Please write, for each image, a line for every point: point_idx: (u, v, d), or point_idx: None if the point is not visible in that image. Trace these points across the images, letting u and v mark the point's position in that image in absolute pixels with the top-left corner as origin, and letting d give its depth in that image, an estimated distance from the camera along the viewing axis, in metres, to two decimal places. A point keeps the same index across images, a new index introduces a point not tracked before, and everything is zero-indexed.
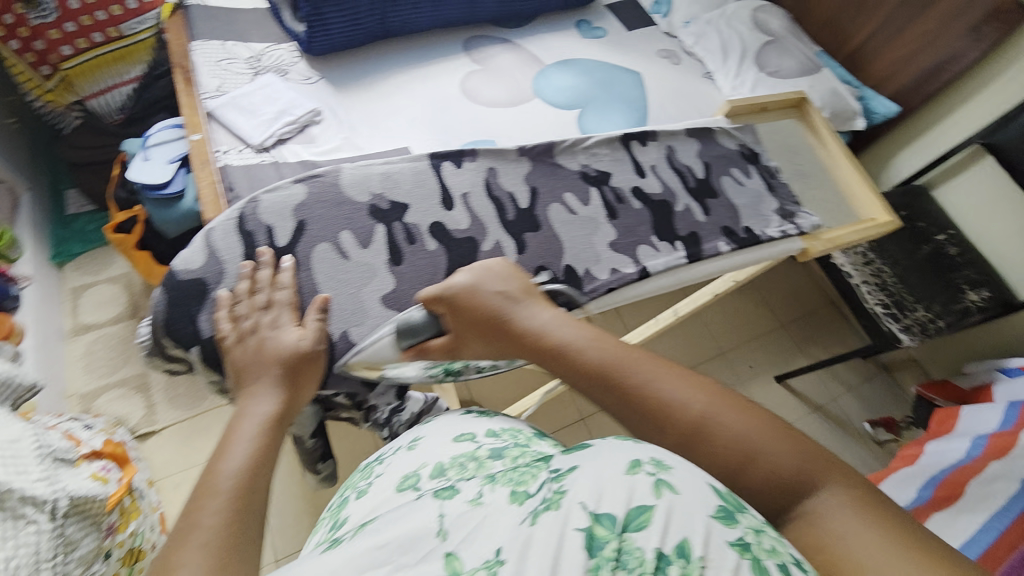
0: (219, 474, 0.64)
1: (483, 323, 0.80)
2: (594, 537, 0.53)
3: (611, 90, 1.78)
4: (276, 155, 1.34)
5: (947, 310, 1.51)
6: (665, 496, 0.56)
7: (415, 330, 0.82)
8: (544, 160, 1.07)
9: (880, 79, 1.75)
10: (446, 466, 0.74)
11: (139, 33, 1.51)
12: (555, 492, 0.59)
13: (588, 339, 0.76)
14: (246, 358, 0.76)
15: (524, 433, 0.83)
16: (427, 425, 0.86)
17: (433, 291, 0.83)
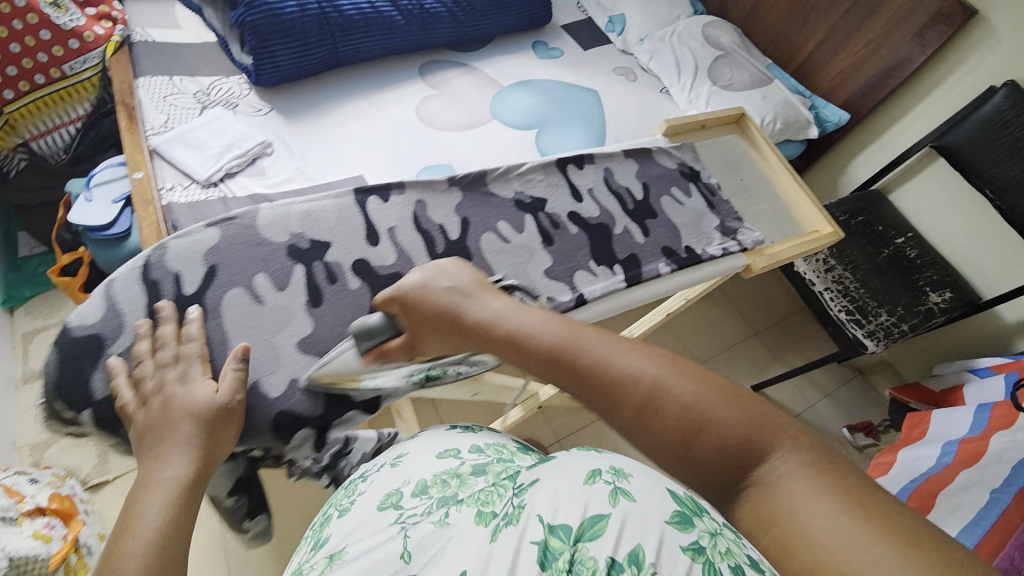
0: (132, 536, 0.60)
1: (439, 319, 0.76)
2: (551, 552, 0.53)
3: (566, 108, 1.79)
4: (224, 190, 1.32)
5: (910, 312, 1.51)
6: (622, 504, 0.55)
7: (370, 335, 0.79)
8: (476, 189, 1.05)
9: (828, 88, 1.78)
10: (424, 486, 0.68)
11: (83, 72, 1.46)
12: (517, 511, 0.58)
13: (545, 321, 0.71)
14: (151, 417, 0.69)
15: (509, 448, 0.78)
16: (416, 441, 0.80)
17: (388, 293, 0.81)
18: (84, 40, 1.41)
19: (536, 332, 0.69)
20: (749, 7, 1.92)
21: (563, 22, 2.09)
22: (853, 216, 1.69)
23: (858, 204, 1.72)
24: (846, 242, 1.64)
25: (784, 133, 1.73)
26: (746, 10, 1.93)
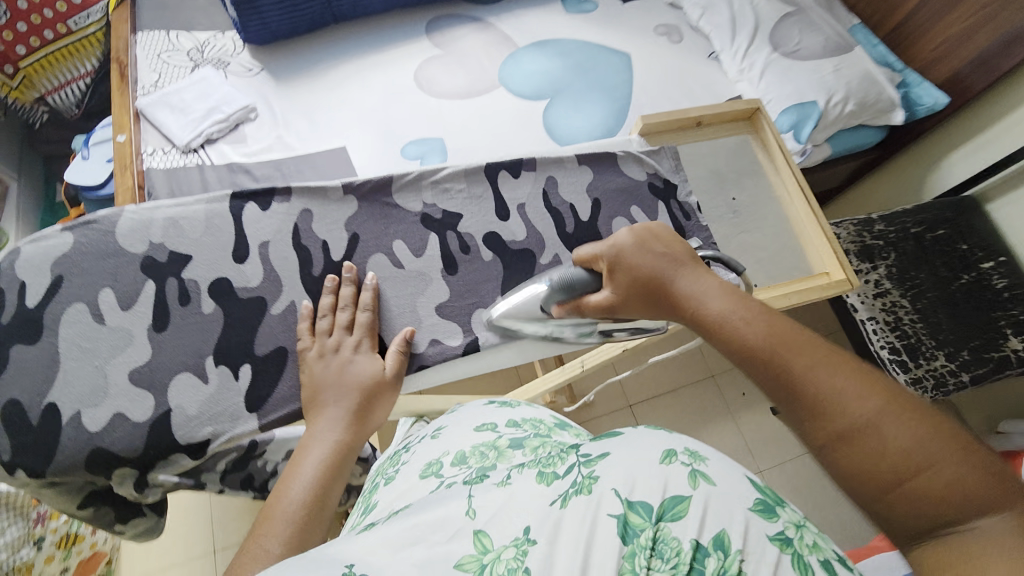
0: (285, 495, 0.49)
1: (644, 286, 0.53)
2: (630, 529, 0.38)
3: (587, 75, 1.30)
4: (204, 158, 1.20)
5: (977, 359, 1.19)
6: (705, 487, 0.40)
7: (574, 287, 0.59)
8: (380, 201, 0.69)
9: (925, 62, 1.31)
10: (466, 455, 0.56)
11: (87, 27, 1.41)
12: (586, 481, 0.42)
13: (729, 297, 0.48)
14: (324, 378, 0.56)
15: (547, 423, 0.65)
16: (460, 413, 0.69)
17: (596, 246, 0.57)
18: None
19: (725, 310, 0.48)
20: None
21: None
22: (931, 228, 1.30)
23: (942, 213, 1.31)
24: (912, 259, 1.27)
25: (858, 117, 1.26)
26: None
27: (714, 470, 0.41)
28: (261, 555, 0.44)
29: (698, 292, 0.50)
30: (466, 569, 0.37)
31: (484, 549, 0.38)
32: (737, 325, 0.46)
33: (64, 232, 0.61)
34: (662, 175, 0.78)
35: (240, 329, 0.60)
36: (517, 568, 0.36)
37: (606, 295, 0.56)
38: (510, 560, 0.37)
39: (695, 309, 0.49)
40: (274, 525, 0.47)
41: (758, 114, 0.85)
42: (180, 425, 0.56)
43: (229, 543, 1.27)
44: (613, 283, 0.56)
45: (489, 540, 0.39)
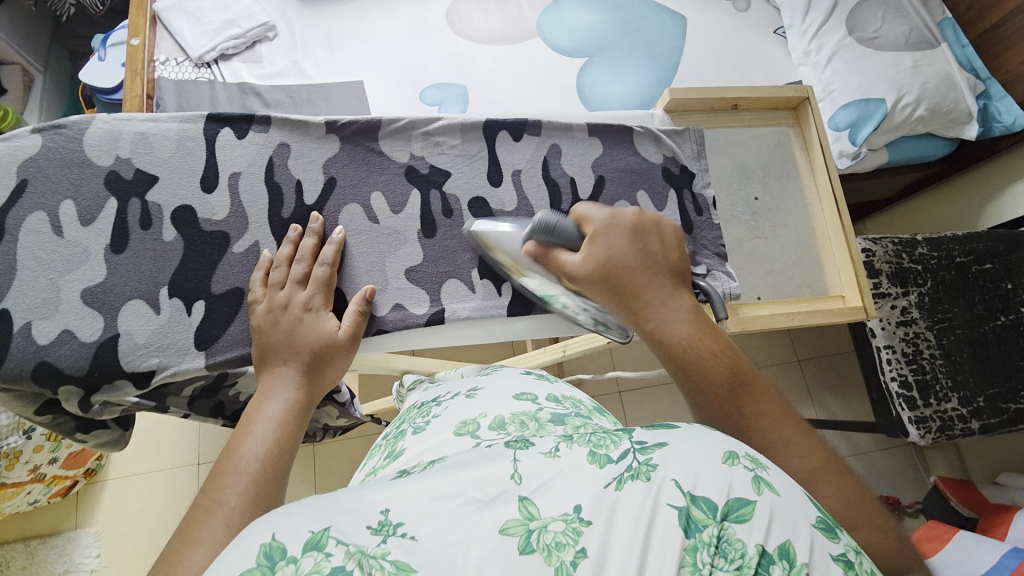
0: (240, 452, 0.45)
1: (622, 291, 0.51)
2: (692, 523, 0.28)
3: (634, 36, 1.16)
4: (216, 74, 1.05)
5: (992, 407, 1.12)
6: (769, 496, 0.30)
7: (553, 233, 0.54)
8: (364, 146, 0.63)
9: (1015, 74, 1.13)
10: (505, 421, 0.44)
11: None
12: (643, 465, 0.31)
13: (702, 329, 0.49)
14: (273, 336, 0.54)
15: (587, 405, 0.51)
16: (495, 377, 0.56)
17: (592, 211, 0.55)
18: None
19: (695, 341, 0.48)
20: None
21: None
22: (979, 261, 1.18)
23: (994, 246, 1.18)
24: (949, 291, 1.16)
25: (926, 125, 1.13)
26: None
27: (779, 477, 0.31)
28: (216, 506, 0.41)
29: (672, 320, 0.49)
30: (510, 534, 0.28)
31: (531, 515, 0.29)
32: (703, 360, 0.47)
33: (31, 134, 0.57)
34: (681, 159, 0.70)
35: (199, 264, 0.57)
36: (569, 546, 0.28)
37: (576, 259, 0.53)
38: (559, 533, 0.28)
39: (661, 333, 0.49)
40: (230, 479, 0.43)
41: (803, 107, 0.75)
42: (126, 351, 0.55)
43: (210, 460, 1.33)
44: (588, 249, 0.53)
45: (536, 507, 0.30)
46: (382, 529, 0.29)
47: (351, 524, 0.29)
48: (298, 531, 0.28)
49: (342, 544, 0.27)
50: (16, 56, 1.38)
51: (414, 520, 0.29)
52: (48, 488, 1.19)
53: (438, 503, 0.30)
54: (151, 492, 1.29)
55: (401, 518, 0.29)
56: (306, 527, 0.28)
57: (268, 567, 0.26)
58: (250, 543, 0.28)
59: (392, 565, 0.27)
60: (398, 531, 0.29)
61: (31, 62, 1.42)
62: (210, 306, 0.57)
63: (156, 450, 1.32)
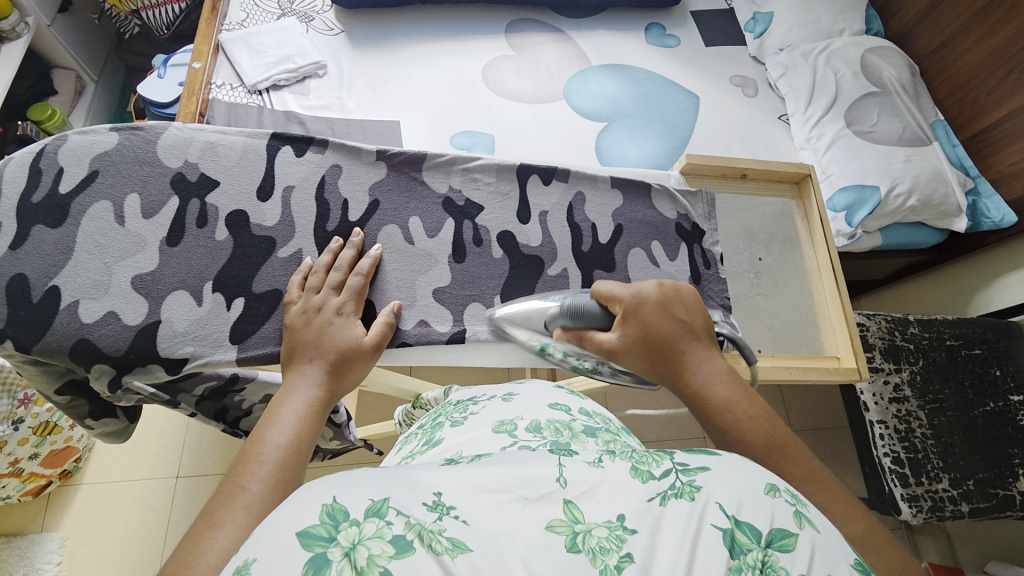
0: (266, 442, 0.47)
1: (660, 354, 0.55)
2: (736, 545, 0.30)
3: (652, 107, 1.27)
4: (266, 101, 1.15)
5: (982, 491, 1.13)
6: (811, 531, 0.32)
7: (582, 318, 0.57)
8: (407, 176, 0.70)
9: (1003, 174, 1.22)
10: (541, 425, 0.46)
11: None
12: (687, 485, 0.33)
13: (737, 390, 0.52)
14: (304, 336, 0.57)
15: (615, 422, 0.53)
16: (529, 385, 0.59)
17: (619, 289, 0.57)
18: None
19: (730, 401, 0.51)
20: (940, 40, 1.30)
21: (695, 5, 1.48)
22: (968, 345, 1.23)
23: (983, 333, 1.23)
24: (940, 372, 1.20)
25: (917, 214, 1.21)
26: (935, 44, 1.31)
27: (817, 516, 0.33)
28: (239, 491, 0.42)
29: (709, 381, 0.53)
30: (556, 532, 0.30)
31: (575, 519, 0.31)
32: (738, 420, 0.49)
33: (111, 132, 0.63)
34: (692, 218, 0.77)
35: (244, 264, 0.62)
36: (613, 550, 0.30)
37: (613, 338, 0.56)
38: (604, 539, 0.30)
39: (700, 394, 0.52)
40: (254, 466, 0.44)
41: (803, 183, 0.83)
42: (164, 337, 0.58)
43: (191, 473, 1.29)
44: (624, 328, 0.56)
45: (581, 511, 0.32)
46: (437, 508, 0.31)
47: (408, 501, 0.31)
48: (358, 498, 0.31)
49: (401, 514, 0.30)
50: (74, 63, 1.49)
51: (465, 506, 0.32)
52: (22, 485, 1.15)
53: (485, 496, 0.32)
54: (124, 502, 1.25)
55: (452, 503, 0.32)
56: (366, 496, 0.31)
57: (332, 526, 0.29)
58: (311, 504, 0.30)
59: (449, 542, 0.29)
60: (451, 513, 0.31)
61: (86, 70, 1.53)
62: (249, 305, 0.60)
63: (139, 457, 1.30)
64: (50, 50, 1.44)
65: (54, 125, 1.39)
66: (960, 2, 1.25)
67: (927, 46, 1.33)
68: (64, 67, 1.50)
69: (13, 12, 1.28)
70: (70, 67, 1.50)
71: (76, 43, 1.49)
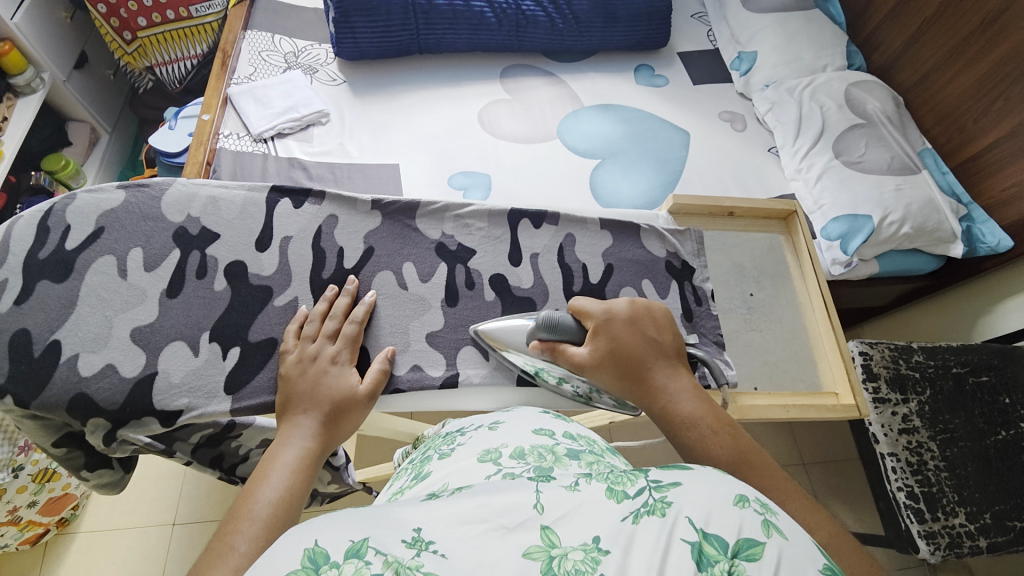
0: (255, 498, 0.46)
1: (628, 374, 0.57)
2: (704, 558, 0.30)
3: (643, 144, 1.31)
4: (271, 149, 1.19)
5: (999, 524, 1.09)
6: (778, 540, 0.31)
7: (557, 329, 0.60)
8: (401, 222, 0.72)
9: (996, 200, 1.24)
10: (525, 452, 0.46)
11: (206, 16, 1.41)
12: (658, 501, 0.33)
13: (703, 405, 0.55)
14: (298, 386, 0.57)
15: (600, 443, 0.52)
16: (517, 411, 0.57)
17: (592, 305, 0.61)
18: None
19: (695, 417, 0.54)
20: (922, 72, 1.34)
21: (681, 48, 1.55)
22: (975, 372, 1.20)
23: (988, 359, 1.21)
24: (948, 401, 1.17)
25: (912, 241, 1.22)
26: (918, 76, 1.36)
27: (787, 524, 0.33)
28: (228, 550, 0.41)
29: (675, 399, 0.56)
30: (533, 558, 0.30)
31: (552, 543, 0.31)
32: (702, 434, 0.52)
33: (118, 190, 0.66)
34: (682, 255, 0.78)
35: (241, 313, 0.63)
36: (588, 572, 0.29)
37: (583, 351, 0.59)
38: (579, 562, 0.30)
39: (668, 410, 0.55)
40: (244, 524, 0.44)
41: (790, 219, 0.84)
42: (160, 389, 0.58)
43: (189, 520, 1.27)
44: (594, 342, 0.59)
45: (557, 536, 0.32)
46: (415, 544, 0.31)
47: (388, 538, 0.31)
48: (339, 540, 0.30)
49: (380, 553, 0.30)
50: (88, 116, 1.57)
51: (444, 539, 0.31)
52: (19, 534, 1.13)
53: (466, 527, 0.32)
54: (121, 551, 1.23)
55: (433, 537, 0.32)
56: (346, 537, 0.31)
57: (313, 569, 0.29)
58: (298, 547, 0.30)
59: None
60: (431, 548, 0.31)
61: (100, 123, 1.61)
62: (246, 354, 0.61)
63: (137, 504, 1.27)
64: (66, 104, 1.52)
65: (67, 175, 1.45)
66: (940, 35, 1.29)
67: (909, 77, 1.38)
68: (79, 119, 1.57)
69: (30, 69, 1.35)
70: (84, 119, 1.57)
71: (91, 98, 1.57)
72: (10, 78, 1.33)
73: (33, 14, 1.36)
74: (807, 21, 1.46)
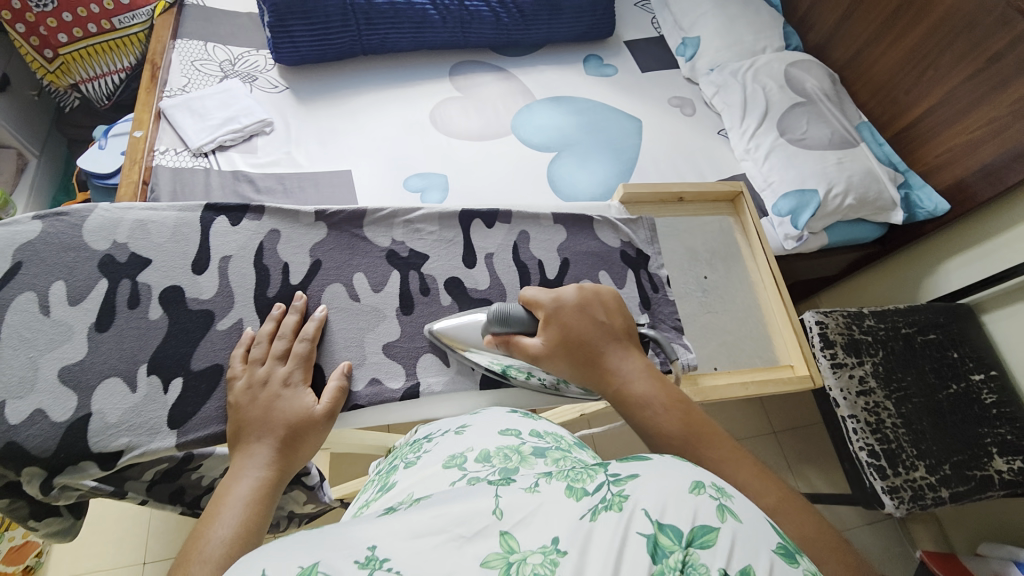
0: (206, 538, 0.44)
1: (581, 360, 0.57)
2: (659, 549, 0.30)
3: (597, 134, 1.32)
4: (212, 163, 1.13)
5: (958, 474, 1.15)
6: (732, 523, 0.31)
7: (509, 322, 0.60)
8: (349, 232, 0.69)
9: (930, 166, 1.29)
10: (490, 453, 0.45)
11: (132, 27, 1.31)
12: (616, 496, 0.33)
13: (656, 383, 0.55)
14: (250, 413, 0.54)
15: (568, 439, 0.52)
16: (484, 412, 0.56)
17: (541, 295, 0.61)
18: None
19: (649, 397, 0.54)
20: (855, 48, 1.40)
21: (627, 36, 1.56)
22: (922, 331, 1.27)
23: (934, 318, 1.28)
24: (900, 361, 1.23)
25: (856, 212, 1.27)
26: (851, 53, 1.41)
27: (742, 507, 0.33)
28: None
29: (629, 380, 0.55)
30: (491, 567, 0.29)
31: (511, 549, 0.30)
32: (656, 413, 0.52)
33: (33, 221, 0.61)
34: (636, 244, 0.79)
35: (181, 341, 0.60)
36: None
37: (537, 342, 0.59)
38: (538, 565, 0.29)
39: (622, 392, 0.55)
40: (193, 566, 0.41)
41: (737, 200, 0.86)
42: (96, 431, 0.54)
43: (159, 558, 1.20)
44: (545, 333, 0.59)
45: (517, 540, 0.31)
46: (369, 563, 0.29)
47: (338, 560, 0.30)
48: (288, 566, 0.29)
49: None
50: (13, 140, 1.45)
51: (400, 555, 0.30)
52: None
53: (422, 539, 0.31)
54: None
55: (388, 553, 0.30)
56: (296, 563, 0.29)
57: None
58: None
59: None
60: (384, 565, 0.29)
61: (27, 147, 1.49)
62: (190, 384, 0.58)
63: (100, 549, 1.20)
64: None
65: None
66: (869, 13, 1.34)
67: (844, 55, 1.43)
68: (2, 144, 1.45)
69: None
70: (9, 143, 1.45)
71: (14, 121, 1.46)
72: None
73: None
74: (744, 4, 1.50)
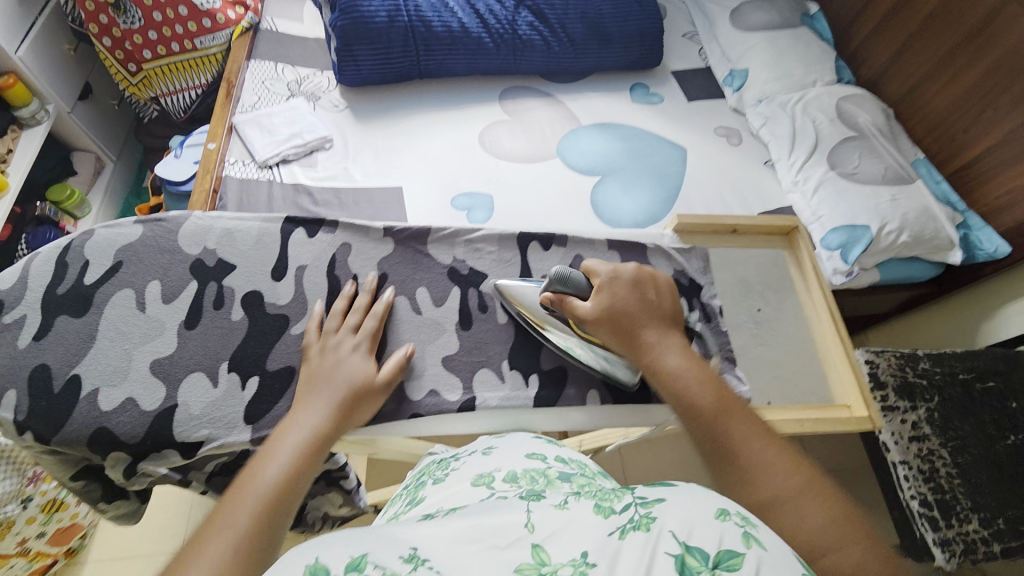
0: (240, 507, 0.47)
1: (621, 332, 0.62)
2: (686, 569, 0.30)
3: (641, 161, 1.34)
4: (276, 175, 1.21)
5: (1014, 529, 1.07)
6: (757, 549, 0.32)
7: (567, 283, 0.64)
8: (413, 248, 0.73)
9: (992, 207, 1.25)
10: (517, 475, 0.47)
11: (211, 49, 1.42)
12: (643, 517, 0.34)
13: (693, 364, 0.60)
14: (316, 377, 0.59)
15: (591, 468, 0.53)
16: (510, 437, 0.59)
17: (600, 265, 0.66)
18: (216, 21, 1.37)
19: (683, 372, 0.59)
20: (911, 82, 1.37)
21: (675, 66, 1.59)
22: (982, 378, 1.19)
23: (994, 364, 1.19)
24: (957, 408, 1.17)
25: (911, 249, 1.24)
26: (907, 87, 1.39)
27: (768, 536, 0.33)
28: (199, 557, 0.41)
29: (663, 356, 0.60)
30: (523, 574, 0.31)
31: (542, 561, 0.31)
32: (689, 386, 0.57)
33: (135, 225, 0.67)
34: (688, 273, 0.80)
35: (258, 343, 0.64)
36: None
37: (587, 306, 0.63)
38: None
39: (655, 366, 0.60)
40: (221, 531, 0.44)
41: (792, 233, 0.86)
42: (181, 421, 0.59)
43: None
44: (596, 298, 0.64)
45: (547, 553, 0.32)
46: (412, 560, 0.31)
47: (384, 553, 0.32)
48: (339, 556, 0.31)
49: (379, 567, 0.30)
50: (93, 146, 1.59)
51: (439, 555, 0.32)
52: (28, 565, 1.11)
53: (461, 545, 0.33)
54: None
55: (427, 553, 0.32)
56: (346, 553, 0.31)
57: None
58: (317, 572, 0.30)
59: None
60: (426, 564, 0.31)
61: (105, 152, 1.63)
62: (264, 383, 0.62)
63: (143, 534, 1.25)
64: (71, 135, 1.53)
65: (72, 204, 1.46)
66: (925, 47, 1.32)
67: (899, 89, 1.41)
68: (84, 149, 1.59)
69: (32, 101, 1.37)
70: (89, 149, 1.60)
71: (97, 129, 1.60)
72: (14, 111, 1.35)
73: (38, 47, 1.37)
74: (796, 37, 1.50)
